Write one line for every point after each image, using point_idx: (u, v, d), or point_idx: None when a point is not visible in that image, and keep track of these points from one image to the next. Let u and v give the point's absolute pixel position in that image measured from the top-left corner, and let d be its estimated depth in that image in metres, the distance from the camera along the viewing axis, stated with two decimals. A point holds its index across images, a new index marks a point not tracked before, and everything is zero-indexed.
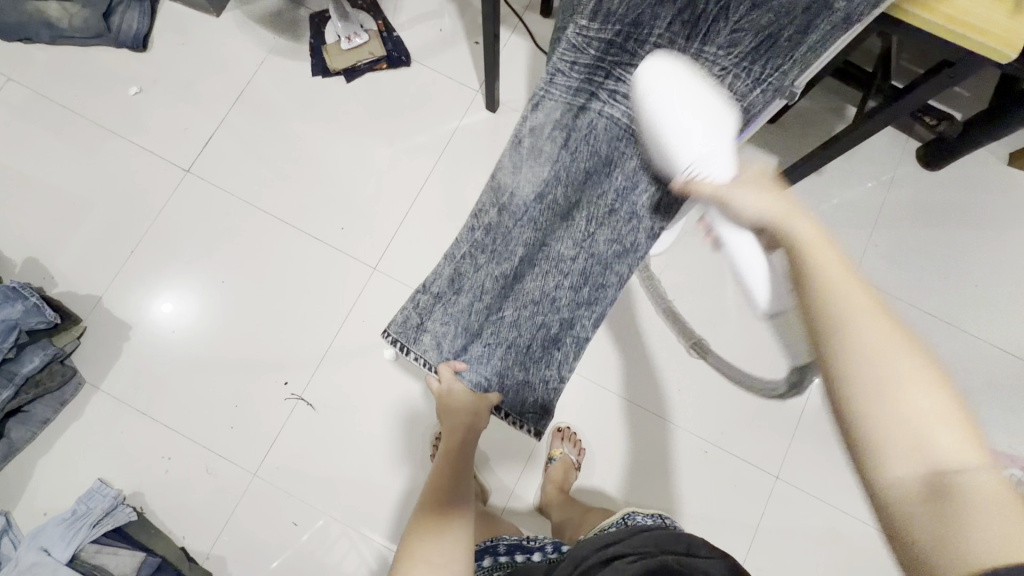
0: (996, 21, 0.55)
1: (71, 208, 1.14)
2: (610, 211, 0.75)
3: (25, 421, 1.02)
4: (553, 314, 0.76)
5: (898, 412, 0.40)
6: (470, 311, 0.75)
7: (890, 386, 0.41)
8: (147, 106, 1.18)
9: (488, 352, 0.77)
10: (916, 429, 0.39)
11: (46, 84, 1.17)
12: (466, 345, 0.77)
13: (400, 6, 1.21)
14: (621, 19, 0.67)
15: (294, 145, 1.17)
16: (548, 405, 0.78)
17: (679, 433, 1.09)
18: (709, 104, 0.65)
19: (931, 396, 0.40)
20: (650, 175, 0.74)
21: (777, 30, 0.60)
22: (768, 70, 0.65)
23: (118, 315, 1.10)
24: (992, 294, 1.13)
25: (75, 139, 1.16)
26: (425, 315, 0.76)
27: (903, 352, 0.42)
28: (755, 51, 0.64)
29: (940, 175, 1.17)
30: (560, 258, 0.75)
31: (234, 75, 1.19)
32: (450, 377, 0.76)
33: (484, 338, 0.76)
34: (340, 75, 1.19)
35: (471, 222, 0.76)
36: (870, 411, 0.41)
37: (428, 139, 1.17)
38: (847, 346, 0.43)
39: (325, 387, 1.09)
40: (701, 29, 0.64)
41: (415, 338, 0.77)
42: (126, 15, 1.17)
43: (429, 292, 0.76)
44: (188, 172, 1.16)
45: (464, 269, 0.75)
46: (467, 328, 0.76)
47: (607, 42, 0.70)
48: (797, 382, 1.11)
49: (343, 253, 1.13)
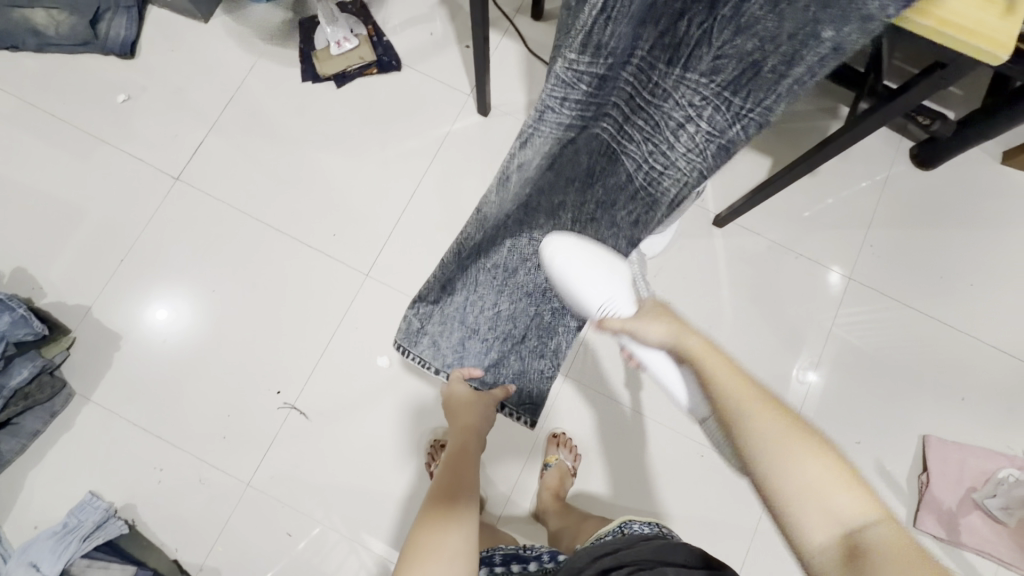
0: (988, 24, 0.54)
1: (60, 217, 1.12)
2: (591, 219, 0.78)
3: (14, 434, 0.99)
4: (537, 309, 0.90)
5: (802, 482, 0.46)
6: (465, 312, 0.93)
7: (792, 471, 0.46)
8: (136, 113, 1.17)
9: (485, 347, 0.97)
10: (808, 496, 0.45)
11: (33, 92, 1.16)
12: (465, 342, 0.96)
13: (391, 10, 1.20)
14: (608, 50, 0.48)
15: (285, 150, 1.16)
16: (538, 391, 1.01)
17: (677, 437, 1.08)
18: (604, 266, 0.67)
19: (824, 472, 0.46)
20: (631, 195, 0.69)
21: (762, 57, 0.44)
22: (751, 104, 0.48)
23: (109, 325, 1.09)
24: (987, 293, 1.12)
25: (63, 148, 1.15)
26: (424, 321, 0.95)
27: (780, 425, 0.49)
28: (735, 84, 0.47)
29: (934, 175, 1.16)
30: (539, 265, 0.89)
31: (224, 81, 1.18)
32: (463, 382, 0.97)
33: (480, 335, 0.96)
34: (331, 80, 1.18)
35: (455, 244, 0.82)
36: (786, 497, 0.46)
37: (420, 143, 1.17)
38: (753, 441, 0.48)
39: (319, 395, 1.08)
40: (681, 51, 0.47)
41: (415, 339, 0.97)
42: (113, 21, 1.16)
43: (427, 301, 0.92)
44: (178, 180, 1.15)
45: (455, 278, 0.88)
46: (460, 326, 0.95)
47: (597, 77, 0.52)
48: (794, 384, 1.10)
49: (335, 260, 1.12)
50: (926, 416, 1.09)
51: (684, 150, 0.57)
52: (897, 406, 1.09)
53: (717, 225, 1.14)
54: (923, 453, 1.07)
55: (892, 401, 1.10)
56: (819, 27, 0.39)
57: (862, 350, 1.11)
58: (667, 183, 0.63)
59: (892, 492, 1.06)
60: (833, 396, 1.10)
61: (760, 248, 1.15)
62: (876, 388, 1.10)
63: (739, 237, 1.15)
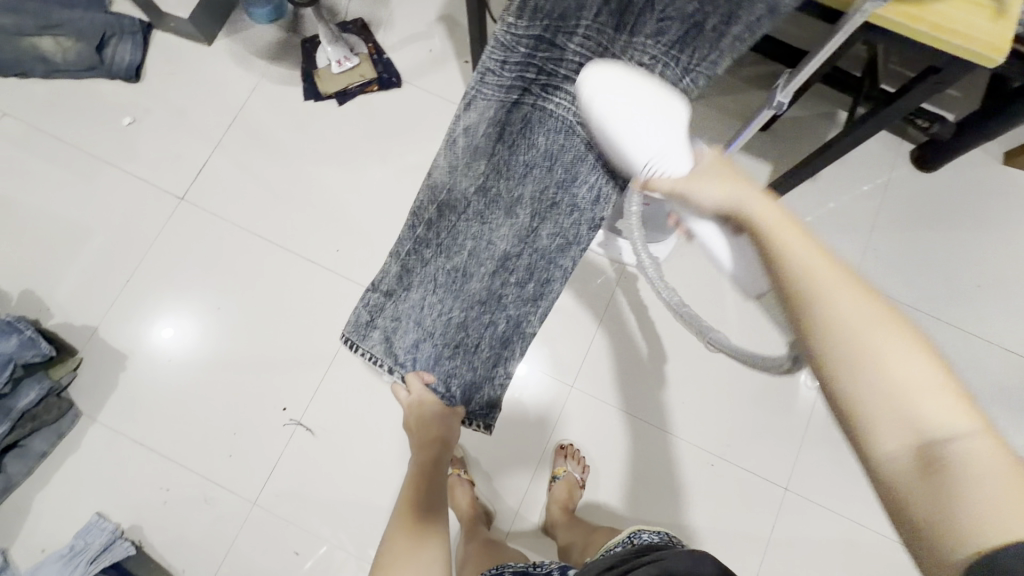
0: (986, 30, 0.54)
1: (67, 240, 1.14)
2: (552, 206, 0.73)
3: (22, 456, 1.00)
4: (500, 312, 0.74)
5: (890, 376, 0.39)
6: (422, 305, 0.74)
7: (872, 360, 0.40)
8: (141, 136, 1.18)
9: (439, 352, 0.75)
10: (894, 376, 0.39)
11: (40, 117, 1.18)
12: (418, 343, 0.75)
13: (390, 29, 1.22)
14: (542, 11, 0.70)
15: (289, 168, 1.17)
16: (496, 401, 0.78)
17: (684, 446, 1.07)
18: (657, 111, 0.62)
19: (908, 349, 0.40)
20: (591, 167, 0.72)
21: (702, 17, 0.64)
22: (697, 59, 0.67)
23: (113, 345, 1.09)
24: (995, 294, 1.11)
25: (69, 171, 1.17)
26: (375, 312, 0.75)
27: (862, 298, 0.42)
28: (681, 39, 0.66)
29: (937, 176, 1.16)
30: (506, 255, 0.74)
31: (227, 102, 1.20)
32: (420, 388, 0.76)
33: (436, 336, 0.74)
34: (332, 98, 1.20)
35: (410, 221, 0.75)
36: (855, 386, 0.40)
37: (420, 158, 1.18)
38: (832, 319, 0.42)
39: (324, 411, 1.08)
40: (628, 17, 0.67)
41: (365, 334, 0.76)
42: (119, 47, 1.19)
43: (380, 290, 0.75)
44: (183, 200, 1.16)
45: (410, 266, 0.75)
46: (414, 327, 0.75)
47: (535, 36, 0.71)
48: (804, 388, 1.09)
49: (339, 275, 1.13)
50: None
51: None
52: None
53: None
54: None
55: None
56: None
57: None
58: None
59: None
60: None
61: None
62: None
63: None
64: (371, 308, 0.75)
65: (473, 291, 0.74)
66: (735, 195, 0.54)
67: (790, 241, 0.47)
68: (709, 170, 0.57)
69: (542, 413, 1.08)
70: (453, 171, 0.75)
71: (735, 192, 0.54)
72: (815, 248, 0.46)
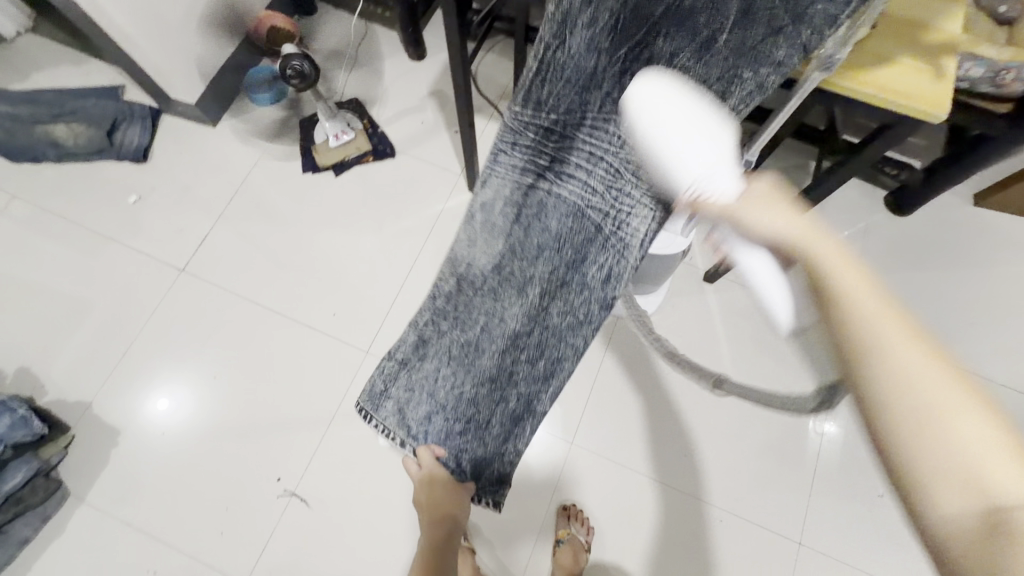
0: (929, 89, 0.59)
1: (66, 315, 1.15)
2: (562, 284, 0.77)
3: (3, 544, 0.96)
4: (511, 388, 0.76)
5: (942, 430, 0.35)
6: (435, 377, 0.75)
7: (929, 415, 0.35)
8: (145, 212, 1.23)
9: (449, 428, 0.75)
10: (979, 459, 0.33)
11: (49, 198, 1.23)
12: (430, 417, 0.74)
13: (385, 104, 1.31)
14: (547, 105, 0.71)
15: (287, 237, 1.21)
16: (507, 478, 0.77)
17: (692, 502, 1.04)
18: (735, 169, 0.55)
19: (958, 397, 0.35)
20: (599, 245, 0.76)
21: None
22: None
23: (106, 420, 1.08)
24: (985, 331, 1.13)
25: (73, 248, 1.20)
26: (389, 382, 0.76)
27: (911, 346, 0.38)
28: None
29: (912, 220, 1.20)
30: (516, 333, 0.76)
31: (229, 177, 1.26)
32: (431, 462, 0.73)
33: (449, 411, 0.74)
34: (329, 170, 1.26)
35: (433, 294, 0.78)
36: (914, 452, 0.36)
37: (415, 223, 1.22)
38: (881, 382, 0.38)
39: (319, 480, 1.05)
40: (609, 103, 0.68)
41: (378, 404, 0.76)
42: (128, 131, 1.27)
43: (395, 359, 0.76)
44: (183, 272, 1.18)
45: (425, 335, 0.77)
46: (427, 399, 0.75)
47: (541, 126, 0.74)
48: (813, 434, 1.07)
49: (335, 339, 1.14)
50: None
51: (631, 190, 0.73)
52: None
53: (707, 281, 1.17)
54: None
55: None
56: (741, 66, 0.57)
57: None
58: (635, 224, 0.74)
59: (925, 548, 1.00)
60: (857, 443, 1.06)
61: (752, 301, 1.16)
62: None
63: (731, 291, 1.17)
64: (387, 371, 0.76)
65: (485, 368, 0.75)
66: (795, 224, 0.49)
67: (863, 301, 0.41)
68: (768, 201, 0.52)
69: (543, 473, 1.06)
70: (471, 245, 0.79)
71: (803, 244, 0.47)
72: (871, 297, 0.41)
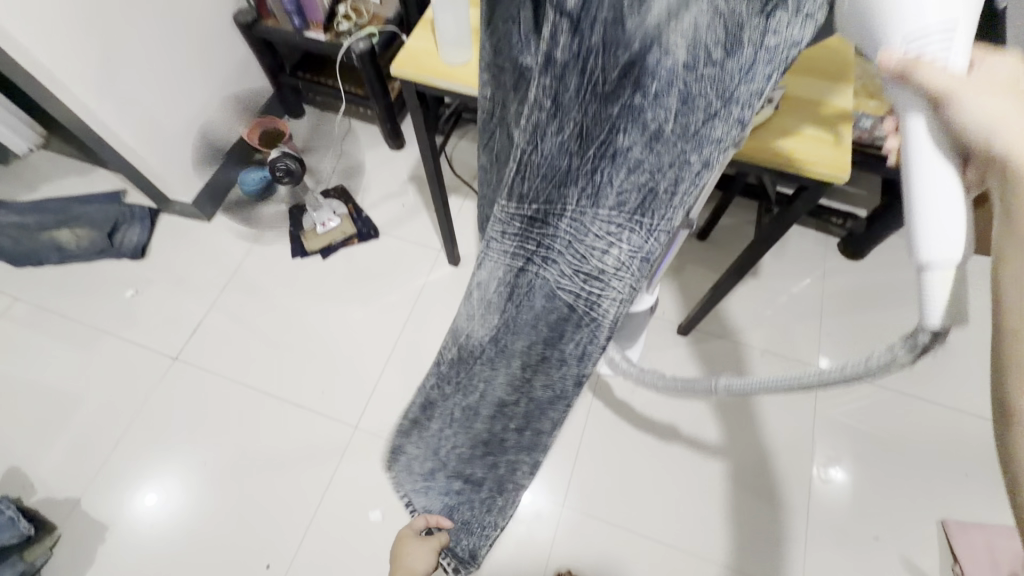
0: (832, 156, 0.68)
1: (59, 411, 1.17)
2: (541, 360, 0.67)
3: None
4: (500, 453, 0.85)
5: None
6: (438, 436, 0.89)
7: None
8: (142, 304, 1.29)
9: (448, 485, 0.94)
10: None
11: (49, 297, 1.29)
12: (433, 472, 0.95)
13: (368, 191, 1.41)
14: (524, 190, 0.52)
15: (278, 319, 1.26)
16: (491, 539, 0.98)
17: (688, 559, 1.03)
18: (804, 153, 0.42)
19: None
20: (575, 325, 0.59)
21: (653, 182, 0.45)
22: (659, 220, 0.48)
23: (94, 516, 1.07)
24: (951, 363, 1.17)
25: (70, 344, 1.24)
26: (404, 437, 0.96)
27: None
28: (642, 205, 0.47)
29: (866, 262, 1.28)
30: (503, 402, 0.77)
31: (222, 266, 1.33)
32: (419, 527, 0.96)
33: (446, 471, 0.93)
34: (317, 253, 1.33)
35: (439, 358, 0.79)
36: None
37: (399, 297, 1.28)
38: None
39: (310, 564, 1.03)
40: (575, 164, 0.47)
41: (396, 458, 1.00)
42: (128, 231, 1.36)
43: (409, 419, 0.92)
44: (176, 359, 1.22)
45: (436, 397, 0.84)
46: (432, 456, 0.93)
47: (526, 217, 0.54)
48: (815, 479, 1.08)
49: (324, 416, 1.16)
50: (937, 496, 1.06)
51: (613, 274, 0.52)
52: (905, 492, 1.06)
53: (681, 333, 1.22)
54: (948, 542, 1.02)
55: (898, 486, 1.07)
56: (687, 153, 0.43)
57: (859, 438, 1.11)
58: (607, 304, 0.55)
59: None
60: (858, 495, 1.06)
61: (727, 350, 1.21)
62: (878, 475, 1.08)
63: (705, 342, 1.22)
64: (406, 429, 0.94)
65: (478, 429, 0.83)
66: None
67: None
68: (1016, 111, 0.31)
69: (537, 540, 1.05)
70: (471, 320, 0.70)
71: (1013, 141, 0.30)
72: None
